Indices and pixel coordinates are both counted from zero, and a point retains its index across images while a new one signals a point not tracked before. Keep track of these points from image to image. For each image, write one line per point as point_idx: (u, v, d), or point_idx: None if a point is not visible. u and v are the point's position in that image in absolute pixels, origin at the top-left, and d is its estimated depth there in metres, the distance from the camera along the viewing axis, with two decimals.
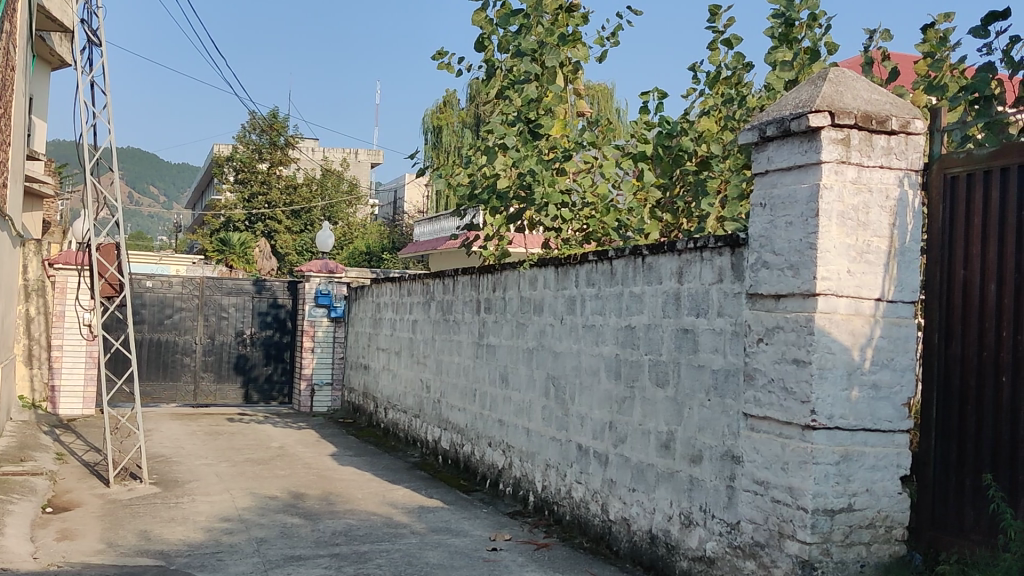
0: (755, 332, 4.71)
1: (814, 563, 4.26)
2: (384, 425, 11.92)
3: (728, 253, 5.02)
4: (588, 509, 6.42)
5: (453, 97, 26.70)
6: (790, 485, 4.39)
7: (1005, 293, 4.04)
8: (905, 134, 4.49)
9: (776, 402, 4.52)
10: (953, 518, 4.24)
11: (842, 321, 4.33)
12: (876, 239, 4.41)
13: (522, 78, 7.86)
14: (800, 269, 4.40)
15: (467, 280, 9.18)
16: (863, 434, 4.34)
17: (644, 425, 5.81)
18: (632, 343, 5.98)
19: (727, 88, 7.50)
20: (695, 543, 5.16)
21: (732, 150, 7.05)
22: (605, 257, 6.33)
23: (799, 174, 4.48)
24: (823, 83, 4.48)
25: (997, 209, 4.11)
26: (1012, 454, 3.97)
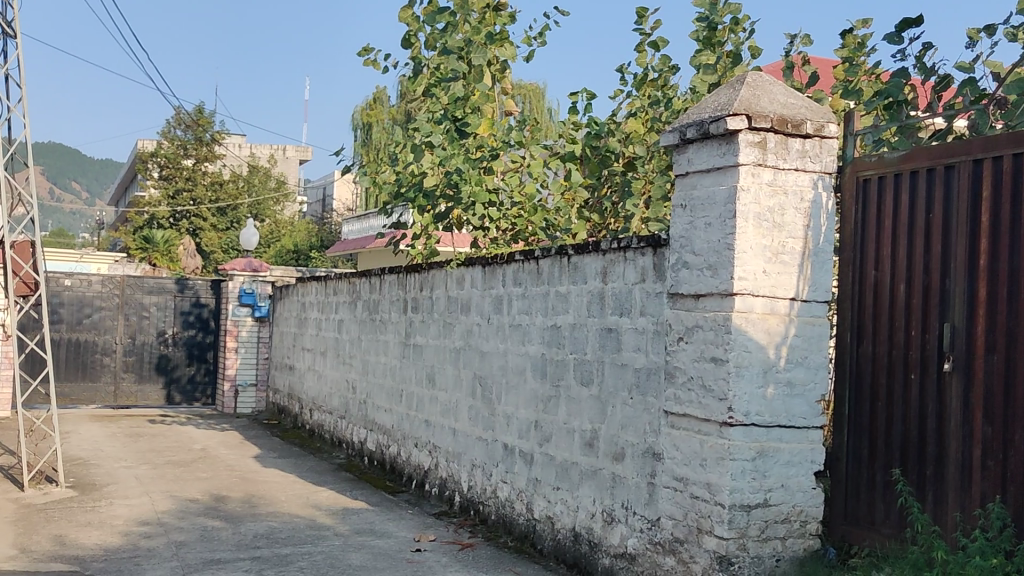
0: (675, 331, 4.77)
1: (731, 558, 4.34)
2: (310, 426, 11.80)
3: (650, 253, 5.08)
4: (513, 508, 6.44)
5: (383, 94, 26.54)
6: (708, 481, 4.47)
7: (914, 294, 4.18)
8: (820, 138, 4.59)
9: (695, 400, 4.60)
10: (864, 512, 4.37)
11: (759, 320, 4.42)
12: (791, 240, 4.51)
13: (448, 76, 7.82)
14: (718, 269, 4.48)
15: (393, 279, 9.14)
16: (778, 430, 4.43)
17: (568, 423, 5.85)
18: (557, 343, 6.02)
19: (653, 90, 7.53)
20: (617, 540, 5.22)
21: (656, 152, 7.19)
22: (531, 256, 6.36)
23: (718, 175, 4.56)
24: (741, 86, 4.58)
25: (907, 211, 4.25)
26: (921, 450, 4.10)
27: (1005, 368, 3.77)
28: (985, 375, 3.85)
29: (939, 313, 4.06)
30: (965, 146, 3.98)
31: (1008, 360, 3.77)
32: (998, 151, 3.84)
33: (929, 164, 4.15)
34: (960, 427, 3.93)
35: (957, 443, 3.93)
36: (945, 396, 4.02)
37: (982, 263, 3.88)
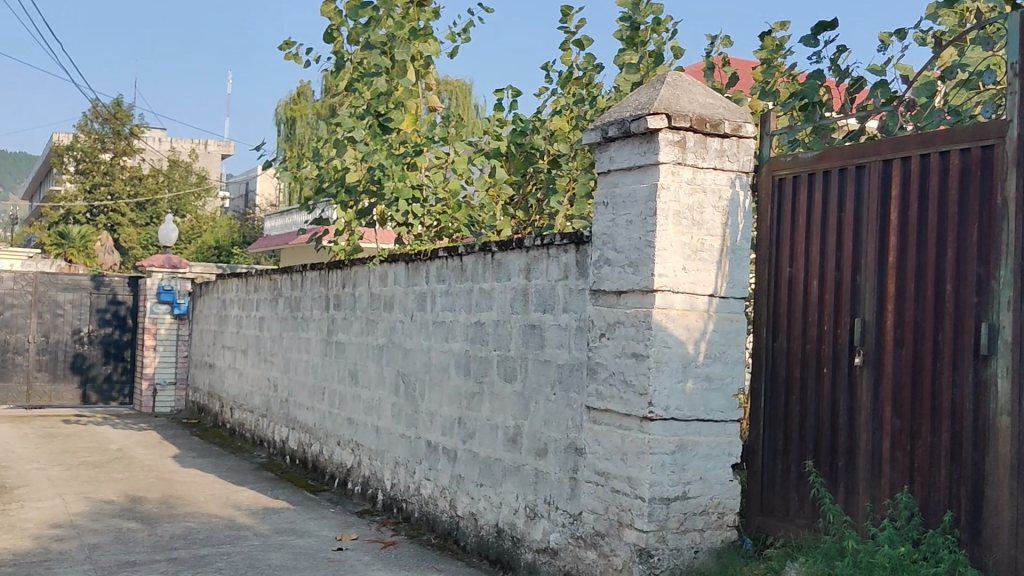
0: (597, 327, 4.81)
1: (650, 551, 4.40)
2: (230, 425, 11.60)
3: (573, 250, 5.12)
4: (436, 505, 6.43)
5: (307, 88, 26.22)
6: (628, 475, 4.52)
7: (827, 289, 4.30)
8: (738, 138, 4.67)
9: (616, 395, 4.64)
10: (779, 503, 4.47)
11: (678, 316, 4.48)
12: (710, 237, 4.58)
13: (371, 71, 7.76)
14: (639, 266, 4.54)
15: (316, 276, 9.04)
16: (697, 424, 4.50)
17: (492, 420, 5.85)
18: (481, 339, 6.02)
19: (578, 88, 7.55)
20: (539, 535, 5.25)
21: (580, 150, 7.22)
22: (455, 253, 6.36)
23: (638, 173, 4.61)
24: (661, 86, 4.64)
25: (820, 209, 4.37)
26: (833, 442, 4.22)
27: (912, 361, 3.90)
28: (893, 368, 3.97)
29: (850, 308, 4.18)
30: (875, 146, 4.10)
31: (915, 354, 3.89)
32: (906, 152, 3.96)
33: (842, 164, 4.27)
34: (870, 419, 4.05)
35: (867, 436, 4.05)
36: (856, 389, 4.13)
37: (891, 259, 4.00)
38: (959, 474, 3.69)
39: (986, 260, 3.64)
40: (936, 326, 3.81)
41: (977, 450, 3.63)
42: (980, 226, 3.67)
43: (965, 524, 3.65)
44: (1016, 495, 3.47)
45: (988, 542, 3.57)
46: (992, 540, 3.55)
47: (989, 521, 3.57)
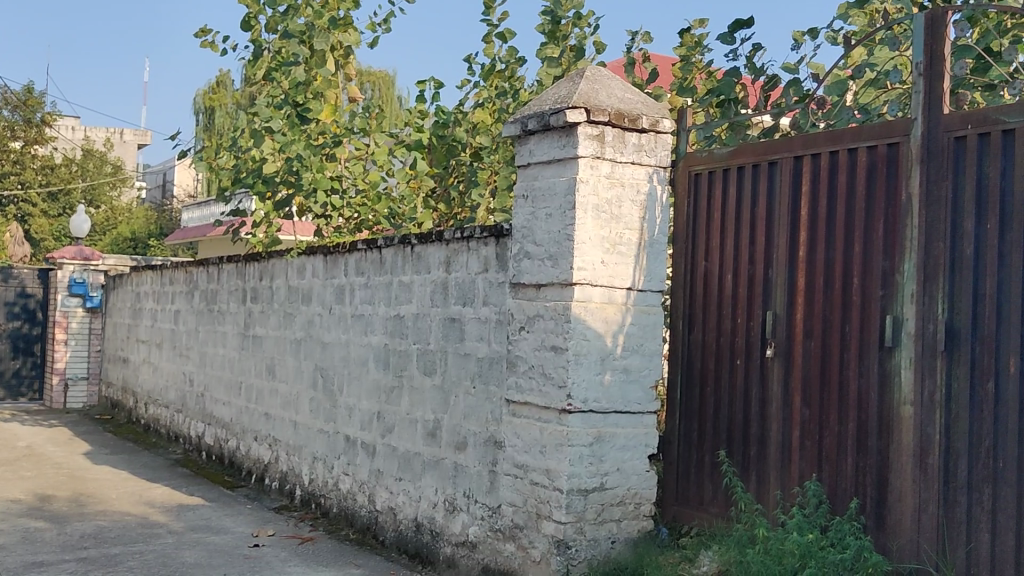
0: (517, 320, 4.81)
1: (568, 542, 4.42)
2: (144, 421, 11.34)
3: (493, 243, 5.12)
4: (354, 500, 6.37)
5: (227, 77, 25.67)
6: (547, 467, 4.54)
7: (741, 283, 4.40)
8: (655, 133, 4.72)
9: (535, 387, 4.65)
10: (694, 493, 4.56)
11: (596, 309, 4.52)
12: (628, 231, 4.62)
13: (289, 60, 7.67)
14: (558, 259, 4.56)
15: (233, 268, 8.88)
16: (615, 416, 4.55)
17: (411, 414, 5.82)
18: (400, 333, 5.98)
19: (501, 81, 7.54)
20: (458, 529, 5.24)
21: (501, 143, 7.14)
22: (374, 245, 6.31)
23: (558, 167, 4.62)
24: (581, 80, 4.66)
25: (735, 203, 4.46)
26: (745, 432, 4.32)
27: (820, 353, 4.00)
28: (803, 360, 4.08)
29: (763, 301, 4.28)
30: (787, 143, 4.20)
31: (823, 346, 4.00)
32: (816, 149, 4.07)
33: (755, 160, 4.36)
34: (781, 410, 4.15)
35: (778, 426, 4.16)
36: (767, 380, 4.24)
37: (801, 254, 4.11)
38: (864, 463, 3.80)
39: (890, 254, 3.75)
40: (843, 319, 3.92)
41: (882, 439, 3.74)
42: (885, 221, 3.78)
43: (870, 511, 3.76)
44: (918, 482, 3.58)
45: (891, 528, 3.68)
46: (895, 526, 3.66)
47: (893, 508, 3.68)
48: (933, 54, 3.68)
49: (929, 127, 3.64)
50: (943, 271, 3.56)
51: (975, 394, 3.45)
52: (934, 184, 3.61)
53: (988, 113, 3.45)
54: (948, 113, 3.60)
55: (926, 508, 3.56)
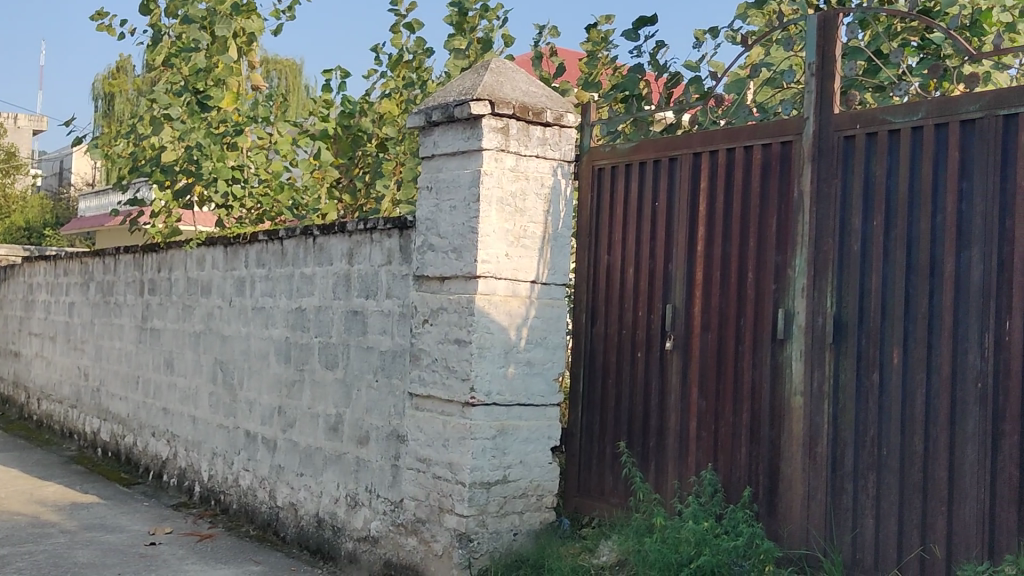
0: (420, 313, 4.78)
1: (470, 535, 4.42)
2: (36, 417, 10.94)
3: (396, 235, 5.08)
4: (255, 496, 6.27)
5: (126, 62, 24.88)
6: (450, 460, 4.53)
7: (642, 276, 4.47)
8: (559, 127, 4.75)
9: (438, 380, 4.64)
10: (595, 483, 4.62)
11: (500, 302, 4.52)
12: (532, 224, 4.64)
13: (189, 46, 7.47)
14: (462, 252, 4.54)
15: (130, 259, 8.62)
16: (518, 408, 4.57)
17: (312, 408, 5.74)
18: (302, 326, 5.89)
19: (408, 72, 7.45)
20: (360, 524, 5.19)
21: (408, 135, 7.10)
22: (275, 237, 6.20)
23: (462, 159, 4.61)
24: (485, 72, 4.65)
25: (636, 199, 4.53)
26: (645, 423, 4.40)
27: (717, 345, 4.10)
28: (701, 352, 4.17)
29: (662, 295, 4.36)
30: (686, 140, 4.29)
31: (719, 338, 4.09)
32: (714, 146, 4.16)
33: (655, 156, 4.43)
34: (679, 401, 4.24)
35: (676, 417, 4.24)
36: (666, 372, 4.32)
37: (700, 248, 4.19)
38: (757, 452, 3.90)
39: (783, 249, 3.86)
40: (738, 312, 4.02)
41: (774, 429, 3.85)
42: (778, 217, 3.88)
43: (763, 498, 3.87)
44: (807, 470, 3.70)
45: (783, 516, 3.79)
46: (786, 513, 3.77)
47: (784, 495, 3.79)
48: (825, 55, 3.78)
49: (820, 126, 3.75)
50: (832, 266, 3.67)
51: (861, 384, 3.56)
52: (824, 181, 3.72)
53: (875, 113, 3.57)
54: (838, 113, 3.71)
55: (815, 495, 3.67)
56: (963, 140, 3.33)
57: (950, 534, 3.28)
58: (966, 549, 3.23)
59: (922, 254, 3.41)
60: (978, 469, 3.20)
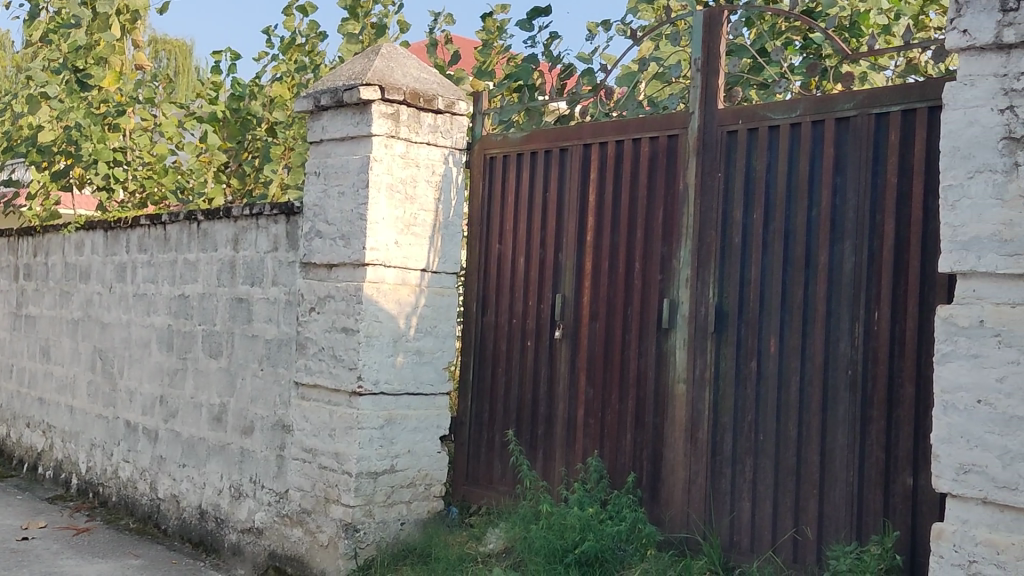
0: (307, 301, 4.70)
1: (356, 525, 4.38)
2: None
3: (283, 221, 4.98)
4: (135, 488, 6.08)
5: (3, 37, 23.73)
6: (336, 450, 4.48)
7: (532, 266, 4.49)
8: (450, 114, 4.72)
9: (325, 369, 4.57)
10: (484, 471, 4.64)
11: (389, 290, 4.49)
12: (423, 212, 4.61)
13: (68, 22, 7.13)
14: (350, 239, 4.49)
15: (3, 242, 8.24)
16: (406, 397, 4.54)
17: (195, 397, 5.59)
18: (185, 313, 5.73)
19: (300, 55, 7.25)
20: (244, 515, 5.09)
21: (297, 119, 6.99)
22: (158, 221, 6.02)
23: (351, 145, 4.55)
24: (375, 57, 4.59)
25: (527, 188, 4.55)
26: (533, 411, 4.44)
27: (604, 334, 4.15)
28: (588, 341, 4.22)
29: (552, 284, 4.40)
30: (576, 131, 4.33)
31: (607, 328, 4.15)
32: (604, 137, 4.21)
33: (547, 146, 4.47)
34: (567, 389, 4.29)
35: (564, 404, 4.29)
36: (555, 360, 4.36)
37: (589, 238, 4.24)
38: (642, 439, 3.98)
39: (669, 240, 3.93)
40: (626, 302, 4.08)
41: (658, 416, 3.93)
42: (665, 209, 3.96)
43: (646, 484, 3.94)
44: (688, 456, 3.79)
45: (665, 500, 3.87)
46: (668, 498, 3.86)
47: (666, 481, 3.87)
48: (710, 52, 3.87)
49: (705, 121, 3.83)
50: (715, 256, 3.76)
51: (740, 372, 3.66)
52: (708, 175, 3.80)
53: (757, 110, 3.67)
54: (722, 108, 3.80)
55: (696, 480, 3.76)
56: (838, 137, 3.44)
57: (822, 516, 3.40)
58: (835, 530, 3.36)
59: (798, 247, 3.52)
60: (848, 453, 3.33)
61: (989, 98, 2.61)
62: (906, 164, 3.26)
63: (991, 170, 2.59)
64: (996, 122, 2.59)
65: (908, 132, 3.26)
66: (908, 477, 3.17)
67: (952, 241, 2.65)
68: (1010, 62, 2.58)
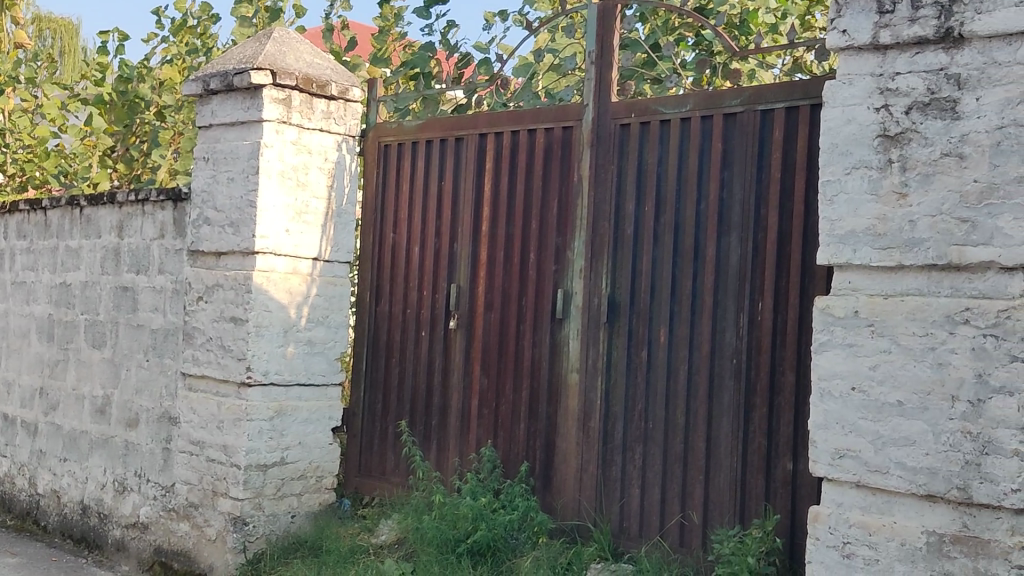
0: (195, 290, 4.59)
1: (245, 518, 4.30)
2: None
3: (170, 207, 4.83)
4: (14, 483, 5.85)
5: None
6: (224, 443, 4.39)
7: (427, 255, 4.47)
8: (344, 101, 4.65)
9: (213, 360, 4.47)
10: (377, 462, 4.62)
11: (280, 279, 4.41)
12: (315, 199, 4.54)
13: None
14: (240, 227, 4.39)
15: None
16: (297, 388, 4.48)
17: (78, 389, 5.40)
18: (66, 302, 5.52)
19: (192, 38, 7.04)
20: (128, 510, 4.94)
21: (186, 103, 6.87)
22: (38, 206, 5.78)
23: (242, 130, 4.45)
24: (267, 41, 4.50)
25: (422, 176, 4.53)
26: (427, 402, 4.43)
27: (498, 325, 4.17)
28: (483, 332, 4.23)
29: (447, 274, 4.39)
30: (472, 121, 4.33)
31: (501, 318, 4.17)
32: (499, 127, 4.22)
33: (442, 135, 4.45)
34: (461, 379, 4.29)
35: (458, 394, 4.30)
36: (450, 350, 4.36)
37: (484, 228, 4.25)
38: (535, 429, 4.01)
39: (563, 231, 3.97)
40: (520, 292, 4.10)
41: (551, 405, 3.97)
42: (559, 200, 3.99)
43: (539, 472, 3.98)
44: (580, 445, 3.83)
45: (557, 489, 3.92)
46: (560, 486, 3.90)
47: (559, 469, 3.92)
48: (604, 44, 3.91)
49: (599, 113, 3.88)
50: (607, 248, 3.80)
51: (631, 361, 3.73)
52: (602, 167, 3.85)
53: (648, 104, 3.73)
54: (615, 101, 3.85)
55: (587, 468, 3.81)
56: (726, 132, 3.53)
57: (707, 502, 3.48)
58: (720, 514, 3.45)
59: (687, 239, 3.59)
60: (732, 439, 3.42)
61: (866, 97, 2.70)
62: (789, 159, 3.36)
63: (866, 166, 2.68)
64: (872, 119, 2.68)
65: (792, 129, 3.36)
66: (788, 462, 3.28)
67: (829, 234, 2.74)
68: (886, 63, 2.68)
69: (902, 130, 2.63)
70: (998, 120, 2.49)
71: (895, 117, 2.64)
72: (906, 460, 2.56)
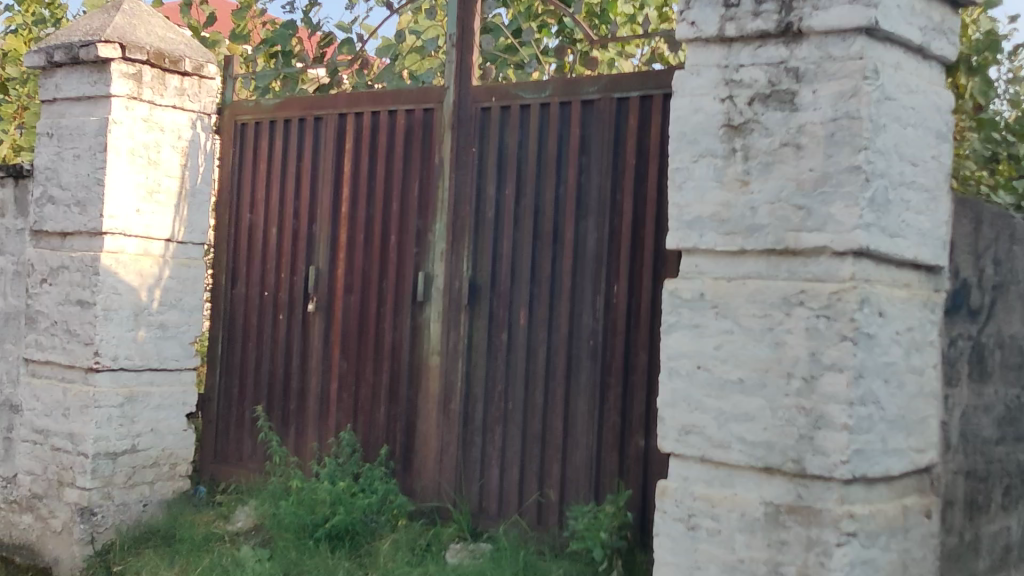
0: (38, 272, 4.38)
1: (93, 508, 4.16)
2: None
3: (10, 185, 4.59)
4: None
5: None
6: (70, 431, 4.22)
7: (285, 237, 4.40)
8: (199, 77, 4.52)
9: (58, 345, 4.29)
10: (233, 449, 4.54)
11: (130, 261, 4.26)
12: (167, 178, 4.40)
13: None
14: (86, 206, 4.21)
15: None
16: (149, 373, 4.34)
17: None
18: None
19: (39, 8, 6.74)
20: None
21: (32, 76, 6.50)
22: None
23: (88, 105, 4.28)
24: (116, 13, 4.32)
25: (281, 156, 4.45)
26: (286, 387, 4.36)
27: (358, 309, 4.14)
28: (342, 315, 4.20)
29: (306, 257, 4.33)
30: (332, 101, 4.27)
31: (361, 301, 4.14)
32: (359, 108, 4.18)
33: (301, 113, 4.37)
34: (320, 363, 4.25)
35: (317, 377, 4.25)
36: (308, 333, 4.31)
37: (344, 210, 4.21)
38: (394, 412, 4.02)
39: (424, 214, 3.98)
40: (381, 275, 4.09)
41: (411, 388, 3.97)
42: (420, 183, 3.99)
43: (399, 455, 3.99)
44: (441, 427, 3.86)
45: (416, 471, 3.93)
46: (420, 468, 3.92)
47: (419, 452, 3.93)
48: (465, 27, 3.91)
49: (460, 97, 3.89)
50: (468, 231, 3.83)
51: (491, 343, 3.77)
52: (463, 149, 3.87)
53: (509, 88, 3.76)
54: (476, 85, 3.86)
55: (447, 450, 3.84)
56: (583, 118, 3.60)
57: (564, 479, 3.56)
58: (576, 491, 3.53)
59: (546, 223, 3.65)
60: (588, 418, 3.51)
61: (712, 88, 2.81)
62: (643, 147, 3.45)
63: (712, 155, 2.79)
64: (717, 109, 2.79)
65: (646, 117, 3.45)
66: (640, 439, 3.38)
67: (678, 219, 2.84)
68: (730, 55, 2.79)
69: (745, 121, 2.74)
70: (832, 112, 2.61)
71: (738, 108, 2.76)
72: (746, 435, 2.68)
